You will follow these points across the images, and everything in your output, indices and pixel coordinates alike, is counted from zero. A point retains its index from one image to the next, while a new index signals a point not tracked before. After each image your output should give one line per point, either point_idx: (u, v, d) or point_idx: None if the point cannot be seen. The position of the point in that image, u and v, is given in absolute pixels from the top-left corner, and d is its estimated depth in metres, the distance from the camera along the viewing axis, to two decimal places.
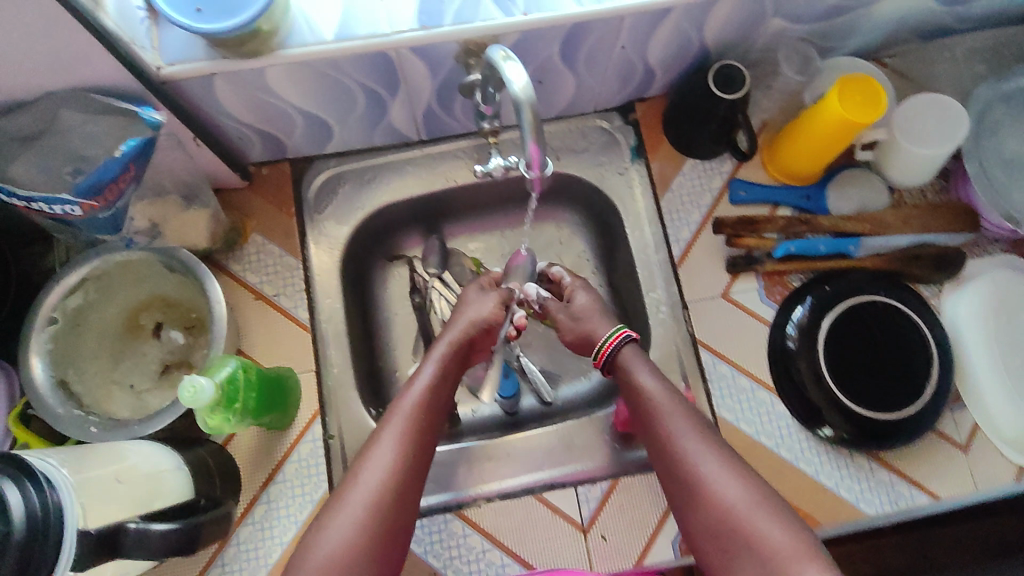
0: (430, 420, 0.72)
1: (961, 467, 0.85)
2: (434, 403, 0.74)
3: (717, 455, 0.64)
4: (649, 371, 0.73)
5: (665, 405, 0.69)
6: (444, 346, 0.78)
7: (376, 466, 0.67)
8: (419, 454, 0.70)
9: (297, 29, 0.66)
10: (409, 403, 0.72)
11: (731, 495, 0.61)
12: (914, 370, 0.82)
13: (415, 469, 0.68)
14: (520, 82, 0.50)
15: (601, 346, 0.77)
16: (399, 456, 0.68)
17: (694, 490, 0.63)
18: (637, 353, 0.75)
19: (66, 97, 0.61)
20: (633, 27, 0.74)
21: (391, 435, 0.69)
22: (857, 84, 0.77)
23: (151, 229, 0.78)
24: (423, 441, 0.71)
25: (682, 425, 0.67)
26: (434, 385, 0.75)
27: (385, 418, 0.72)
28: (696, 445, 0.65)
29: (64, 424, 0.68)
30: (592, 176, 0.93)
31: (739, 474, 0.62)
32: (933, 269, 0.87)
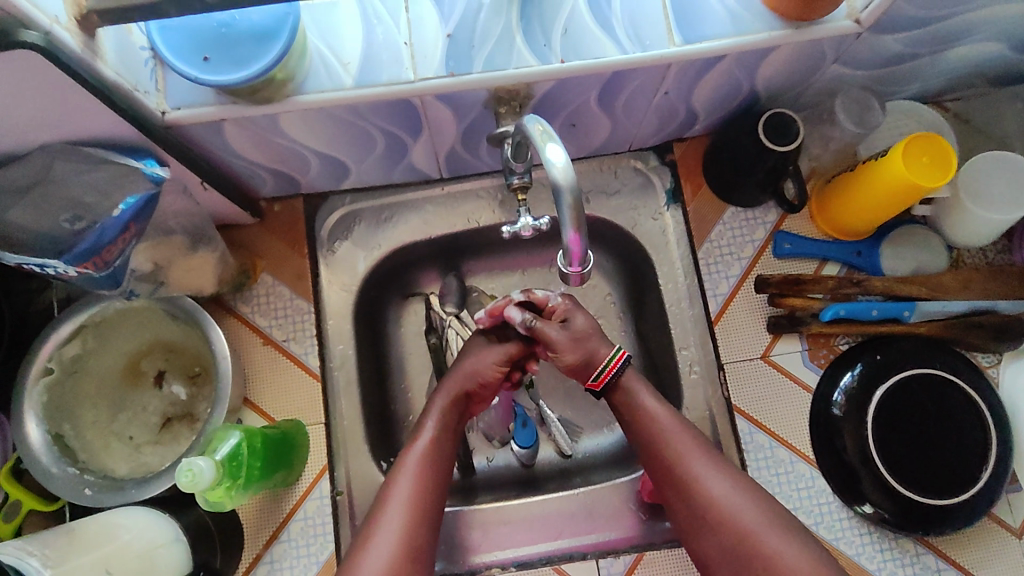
0: (436, 484, 0.66)
1: (1016, 554, 0.78)
2: (440, 465, 0.67)
3: (726, 477, 0.63)
4: (648, 392, 0.69)
5: (671, 433, 0.66)
6: (444, 399, 0.71)
7: (381, 544, 0.61)
8: (427, 525, 0.63)
9: (314, 72, 0.60)
10: (409, 470, 0.66)
11: (746, 517, 0.61)
12: (968, 449, 0.76)
13: (423, 542, 0.62)
14: (559, 160, 0.46)
15: (602, 367, 0.68)
16: (406, 531, 0.62)
17: (709, 517, 0.62)
18: (635, 376, 0.70)
19: (61, 148, 0.57)
20: (678, 74, 0.67)
21: (395, 507, 0.63)
22: (925, 145, 0.71)
23: (154, 273, 0.69)
24: (430, 508, 0.64)
25: (690, 449, 0.65)
26: (437, 445, 0.68)
27: (392, 474, 0.66)
28: (709, 473, 0.64)
29: (58, 485, 0.64)
30: (625, 221, 0.86)
31: (747, 492, 0.62)
32: (993, 338, 0.79)
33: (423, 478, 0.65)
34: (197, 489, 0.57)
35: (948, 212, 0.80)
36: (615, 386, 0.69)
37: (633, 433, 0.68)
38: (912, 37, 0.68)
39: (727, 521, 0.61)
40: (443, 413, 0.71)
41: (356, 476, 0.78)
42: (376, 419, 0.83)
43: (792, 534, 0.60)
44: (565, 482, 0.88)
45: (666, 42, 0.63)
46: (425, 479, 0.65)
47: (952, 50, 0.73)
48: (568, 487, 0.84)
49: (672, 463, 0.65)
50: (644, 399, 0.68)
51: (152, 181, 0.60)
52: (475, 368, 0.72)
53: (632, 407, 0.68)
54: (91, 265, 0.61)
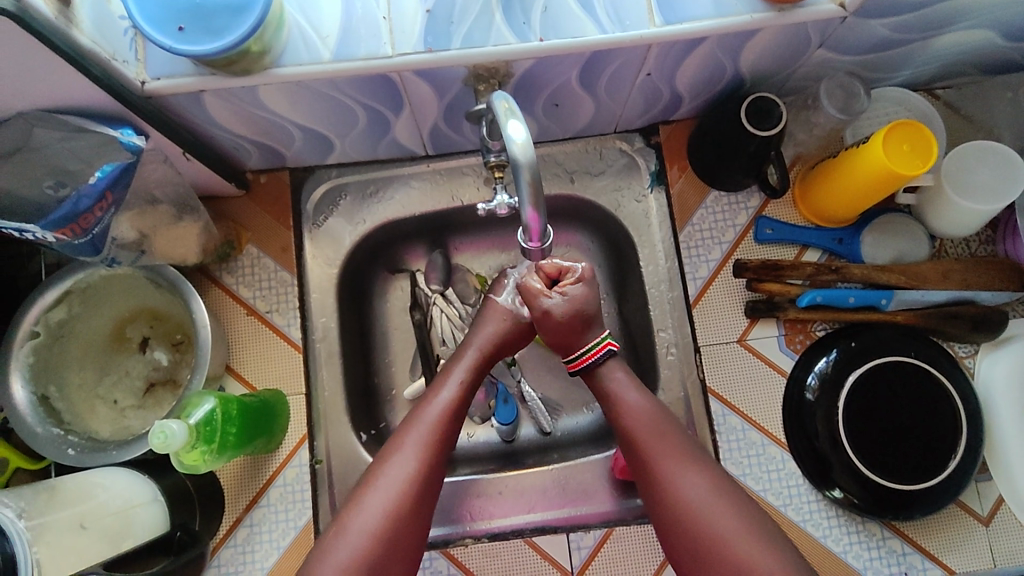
0: (445, 442, 0.66)
1: (981, 542, 0.79)
2: (453, 423, 0.68)
3: (703, 480, 0.63)
4: (631, 386, 0.69)
5: (640, 415, 0.67)
6: (467, 362, 0.72)
7: (381, 492, 0.62)
8: (431, 478, 0.64)
9: (292, 44, 0.61)
10: (423, 425, 0.66)
11: (722, 526, 0.60)
12: (940, 438, 0.77)
13: (424, 496, 0.63)
14: (520, 137, 0.47)
15: (582, 351, 0.70)
16: (409, 483, 0.63)
17: (683, 523, 0.62)
18: (615, 366, 0.70)
19: (37, 116, 0.58)
20: (660, 55, 0.67)
21: (401, 455, 0.64)
22: (907, 132, 0.71)
23: (139, 241, 0.70)
24: (437, 464, 0.65)
25: (668, 451, 0.65)
26: (456, 401, 0.69)
27: (405, 423, 0.67)
28: (680, 468, 0.64)
29: (42, 444, 0.66)
30: (608, 202, 0.87)
31: (728, 503, 0.62)
32: (969, 329, 0.80)
33: (434, 434, 0.66)
34: (169, 450, 0.59)
35: (929, 202, 0.81)
36: (596, 369, 0.70)
37: (609, 412, 0.69)
38: (898, 22, 0.67)
39: (702, 527, 0.61)
40: (466, 374, 0.71)
41: (335, 446, 0.80)
42: (357, 391, 0.84)
43: (772, 546, 0.59)
44: (542, 458, 0.89)
45: (647, 23, 0.62)
46: (437, 434, 0.66)
47: (942, 37, 0.72)
48: (543, 463, 0.86)
49: (647, 452, 0.65)
50: (617, 384, 0.69)
51: (130, 150, 0.61)
52: (498, 335, 0.74)
53: (609, 384, 0.69)
54: (69, 231, 0.61)
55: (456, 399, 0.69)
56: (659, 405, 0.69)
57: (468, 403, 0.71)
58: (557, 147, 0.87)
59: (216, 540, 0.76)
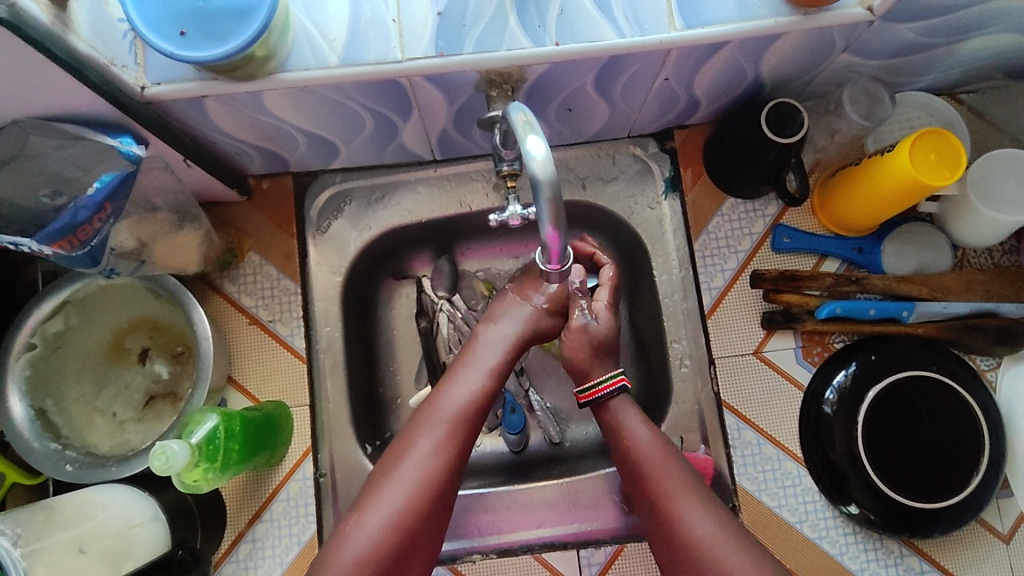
0: (467, 433, 0.64)
1: (1001, 559, 0.77)
2: (477, 414, 0.65)
3: (712, 518, 0.60)
4: (639, 421, 0.66)
5: (647, 449, 0.64)
6: (501, 350, 0.68)
7: (396, 488, 0.59)
8: (451, 471, 0.62)
9: (298, 47, 0.58)
10: (445, 416, 0.64)
11: (726, 557, 0.58)
12: (961, 450, 0.75)
13: (443, 492, 0.61)
14: (539, 153, 0.45)
15: (591, 384, 0.67)
16: (428, 477, 0.60)
17: (691, 555, 0.59)
18: (626, 402, 0.68)
19: (34, 124, 0.56)
20: (680, 60, 0.64)
21: (423, 446, 0.61)
22: (934, 142, 0.68)
23: (138, 250, 0.68)
24: (459, 456, 0.62)
25: (677, 485, 0.62)
26: (480, 391, 0.66)
27: (425, 412, 0.65)
28: (690, 504, 0.61)
29: (39, 460, 0.64)
30: (620, 209, 0.84)
31: (734, 540, 0.59)
32: (992, 342, 0.78)
33: (457, 425, 0.63)
34: (171, 472, 0.57)
35: (952, 211, 0.78)
36: (602, 406, 0.68)
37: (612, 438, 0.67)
38: (927, 26, 0.65)
39: (705, 559, 0.58)
40: (496, 361, 0.68)
41: (340, 458, 0.78)
42: (362, 402, 0.82)
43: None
44: (551, 470, 0.86)
45: (667, 27, 0.60)
46: (460, 425, 0.63)
47: (970, 41, 0.70)
48: (552, 476, 0.84)
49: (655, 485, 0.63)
50: (628, 418, 0.66)
51: (130, 159, 0.59)
52: (538, 318, 0.69)
53: (617, 419, 0.67)
54: (67, 244, 0.58)
55: (483, 388, 0.66)
56: (663, 440, 0.66)
57: (497, 390, 0.68)
58: (568, 152, 0.85)
59: (217, 555, 0.74)
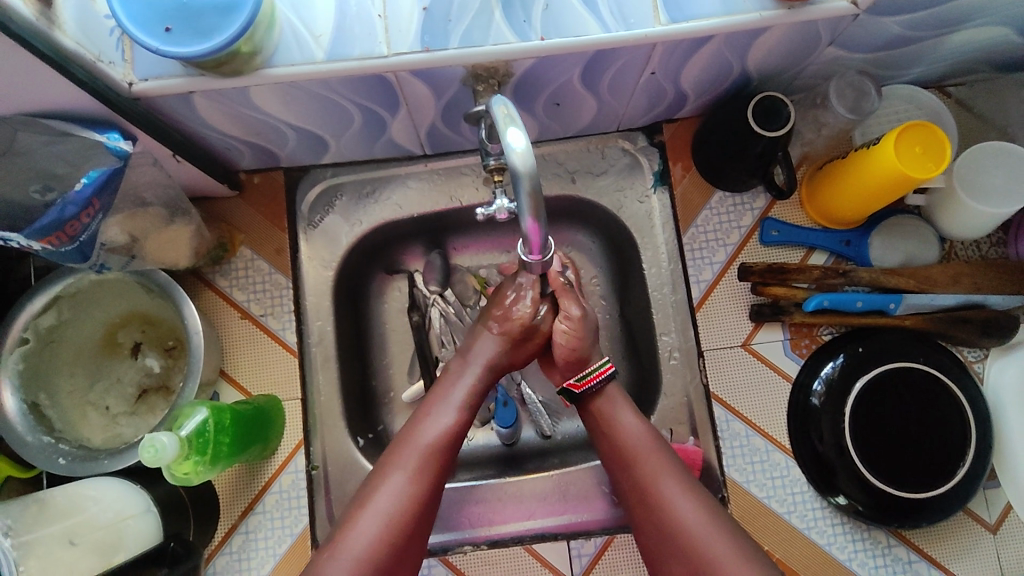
0: (441, 467, 0.64)
1: (988, 549, 0.78)
2: (450, 448, 0.66)
3: (699, 505, 0.61)
4: (627, 408, 0.69)
5: (634, 434, 0.66)
6: (472, 383, 0.70)
7: (375, 514, 0.60)
8: (426, 503, 0.62)
9: (284, 44, 0.58)
10: (419, 446, 0.64)
11: (703, 536, 0.59)
12: (948, 440, 0.76)
13: (420, 519, 0.61)
14: (519, 146, 0.45)
15: (586, 372, 0.69)
16: (407, 502, 0.61)
17: (679, 543, 0.59)
18: (618, 392, 0.70)
19: (22, 120, 0.55)
20: (667, 54, 0.65)
21: (400, 476, 0.62)
22: (920, 134, 0.68)
23: (129, 245, 0.68)
24: (434, 486, 0.63)
25: (663, 470, 0.64)
26: (453, 426, 0.67)
27: (399, 445, 0.65)
28: (675, 490, 0.62)
29: (32, 453, 0.64)
30: (610, 202, 0.85)
31: (712, 519, 0.60)
32: (979, 334, 0.78)
33: (431, 456, 0.64)
34: (161, 464, 0.57)
35: (940, 203, 0.79)
36: (596, 394, 0.69)
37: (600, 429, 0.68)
38: (912, 20, 0.65)
39: (693, 546, 0.59)
40: (467, 396, 0.69)
41: (332, 451, 0.79)
42: (354, 395, 0.83)
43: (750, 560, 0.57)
44: (542, 462, 0.87)
45: (652, 21, 0.60)
46: (435, 457, 0.64)
47: (956, 34, 0.70)
48: (543, 468, 0.85)
49: (642, 470, 0.64)
50: (619, 408, 0.68)
51: (117, 154, 0.59)
52: (506, 353, 0.71)
53: (607, 408, 0.69)
54: (55, 239, 0.60)
55: (456, 422, 0.67)
56: (650, 429, 0.68)
57: (468, 425, 0.69)
58: (558, 147, 0.85)
59: (210, 548, 0.75)
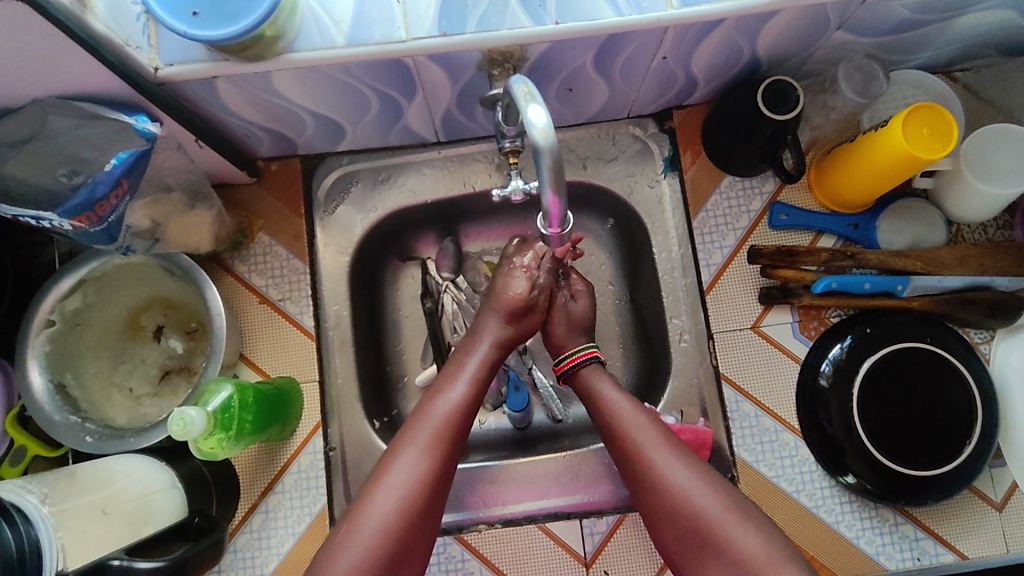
0: (455, 441, 0.65)
1: (994, 527, 0.79)
2: (463, 423, 0.66)
3: (689, 470, 0.63)
4: (612, 385, 0.72)
5: (622, 407, 0.69)
6: (478, 360, 0.71)
7: (392, 488, 0.60)
8: (441, 476, 0.62)
9: (306, 30, 0.60)
10: (432, 421, 0.65)
11: (701, 502, 0.61)
12: (953, 418, 0.77)
13: (437, 492, 0.62)
14: (540, 122, 0.46)
15: (566, 356, 0.76)
16: (421, 478, 0.61)
17: (669, 505, 0.62)
18: (597, 370, 0.74)
19: (52, 103, 0.58)
20: (678, 38, 0.66)
21: (415, 451, 0.62)
22: (927, 116, 0.70)
23: (152, 229, 0.70)
24: (448, 460, 0.63)
25: (651, 439, 0.66)
26: (464, 401, 0.67)
27: (410, 423, 0.65)
28: (665, 455, 0.64)
29: (60, 431, 0.66)
30: (621, 188, 0.86)
31: (708, 482, 0.62)
32: (986, 315, 0.80)
33: (444, 430, 0.64)
34: (189, 437, 0.59)
35: (946, 186, 0.80)
36: (578, 373, 0.74)
37: (591, 407, 0.72)
38: (921, 3, 0.66)
39: (684, 508, 0.61)
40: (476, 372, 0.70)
41: (349, 432, 0.81)
42: (369, 378, 0.84)
43: (757, 525, 0.59)
44: (555, 445, 0.88)
45: (664, 5, 0.61)
46: (448, 431, 0.64)
47: (963, 18, 0.71)
48: (557, 450, 0.86)
49: (631, 438, 0.67)
50: (603, 387, 0.72)
51: (145, 136, 0.61)
52: (511, 327, 0.74)
53: (592, 386, 0.72)
54: (85, 219, 0.61)
55: (466, 398, 0.68)
56: (637, 404, 0.70)
57: (477, 403, 0.69)
58: (569, 133, 0.86)
59: (232, 526, 0.77)
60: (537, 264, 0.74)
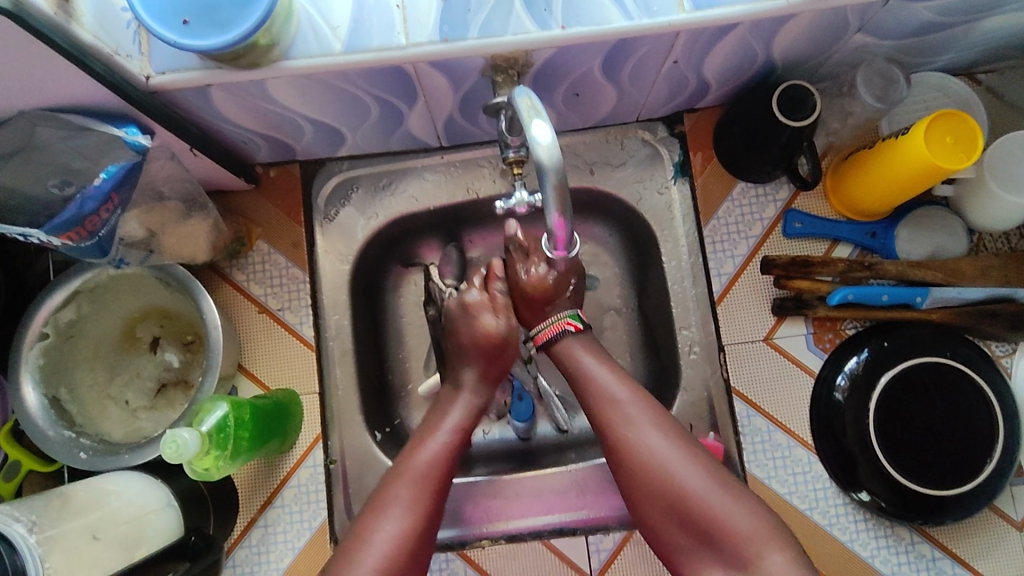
0: (438, 493, 0.62)
1: (1014, 547, 0.77)
2: (448, 474, 0.63)
3: (669, 440, 0.61)
4: (596, 360, 0.67)
5: (611, 387, 0.65)
6: (464, 405, 0.69)
7: (376, 546, 0.56)
8: (427, 535, 0.59)
9: (302, 36, 0.57)
10: (415, 474, 0.62)
11: (682, 477, 0.59)
12: (974, 433, 0.74)
13: (420, 549, 0.58)
14: (545, 139, 0.44)
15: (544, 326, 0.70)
16: (404, 538, 0.58)
17: (651, 481, 0.60)
18: (574, 342, 0.69)
19: (39, 114, 0.56)
20: (689, 42, 0.63)
21: (400, 506, 0.59)
22: (950, 123, 0.66)
23: (148, 239, 0.68)
24: (433, 515, 0.60)
25: (635, 414, 0.63)
26: (449, 449, 0.64)
27: (393, 470, 0.63)
28: (646, 431, 0.62)
29: (54, 447, 0.64)
30: (628, 195, 0.84)
31: (692, 457, 0.60)
32: (1008, 328, 0.76)
33: (429, 478, 0.61)
34: (182, 460, 0.58)
35: (969, 195, 0.77)
36: (553, 343, 0.69)
37: (576, 381, 0.67)
38: (945, 6, 0.63)
39: (668, 483, 0.59)
40: (461, 422, 0.67)
41: (350, 445, 0.79)
42: (371, 390, 0.82)
43: (740, 498, 0.57)
44: (560, 457, 0.86)
45: (675, 8, 0.58)
46: (434, 481, 0.62)
47: (988, 20, 0.68)
48: (561, 463, 0.84)
49: (608, 415, 0.64)
50: (583, 357, 0.67)
51: (135, 149, 0.59)
52: (489, 368, 0.71)
53: (572, 360, 0.68)
54: (74, 235, 0.60)
55: (450, 445, 0.65)
56: (628, 382, 0.66)
57: (464, 451, 0.66)
58: (575, 138, 0.84)
59: (230, 541, 0.76)
60: (486, 293, 0.73)
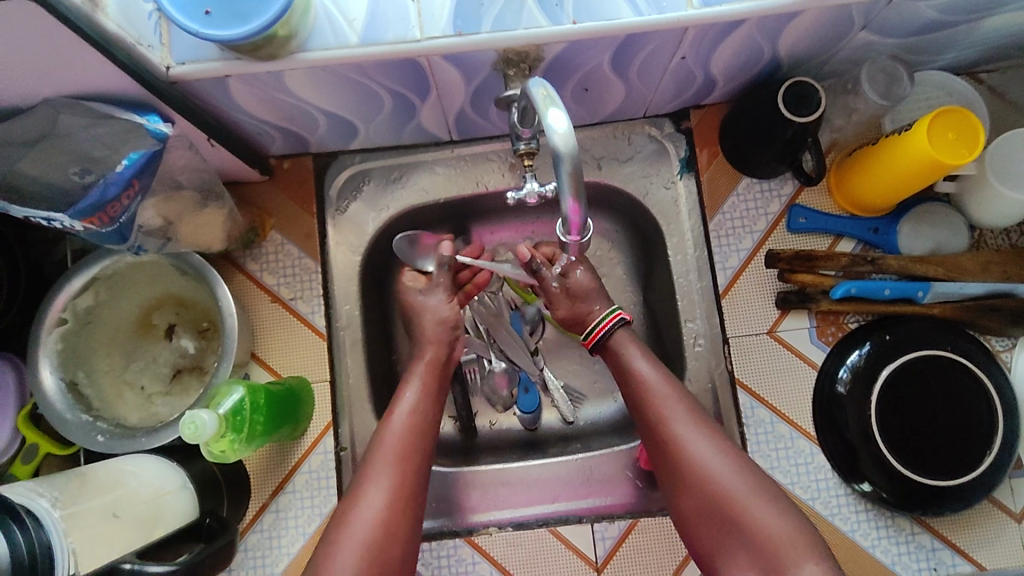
0: (412, 473, 0.64)
1: (1013, 539, 0.78)
2: (422, 456, 0.65)
3: (708, 441, 0.64)
4: (641, 354, 0.71)
5: (652, 381, 0.68)
6: (417, 385, 0.71)
7: (353, 535, 0.59)
8: (405, 519, 0.61)
9: (320, 27, 0.59)
10: (386, 456, 0.64)
11: (722, 480, 0.62)
12: (971, 428, 0.75)
13: (399, 530, 0.60)
14: (561, 127, 0.46)
15: (591, 328, 0.74)
16: (382, 521, 0.60)
17: (686, 476, 0.63)
18: (628, 334, 0.73)
19: (64, 102, 0.57)
20: (697, 38, 0.64)
21: (373, 491, 0.61)
22: (953, 119, 0.68)
23: (165, 228, 0.69)
24: (410, 493, 0.62)
25: (675, 411, 0.66)
26: (410, 427, 0.67)
27: (369, 455, 0.65)
28: (686, 428, 0.65)
29: (72, 430, 0.66)
30: (635, 189, 0.85)
31: (728, 456, 0.63)
32: (1008, 322, 0.78)
33: (399, 461, 0.64)
34: (200, 440, 0.59)
35: (970, 192, 0.78)
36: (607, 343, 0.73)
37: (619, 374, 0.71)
38: (948, 4, 0.64)
39: (703, 479, 0.62)
40: (415, 394, 0.70)
41: (360, 432, 0.80)
42: (380, 378, 0.84)
43: (773, 502, 0.60)
44: (565, 447, 0.88)
45: (684, 5, 0.59)
46: (407, 465, 0.64)
47: (990, 19, 0.69)
48: (567, 452, 0.85)
49: (656, 412, 0.67)
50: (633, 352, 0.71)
51: (157, 137, 0.60)
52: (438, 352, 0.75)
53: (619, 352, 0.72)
54: (96, 220, 0.60)
55: (410, 421, 0.67)
56: (666, 374, 0.69)
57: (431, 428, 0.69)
58: (583, 132, 0.85)
59: (243, 525, 0.77)
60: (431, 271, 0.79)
